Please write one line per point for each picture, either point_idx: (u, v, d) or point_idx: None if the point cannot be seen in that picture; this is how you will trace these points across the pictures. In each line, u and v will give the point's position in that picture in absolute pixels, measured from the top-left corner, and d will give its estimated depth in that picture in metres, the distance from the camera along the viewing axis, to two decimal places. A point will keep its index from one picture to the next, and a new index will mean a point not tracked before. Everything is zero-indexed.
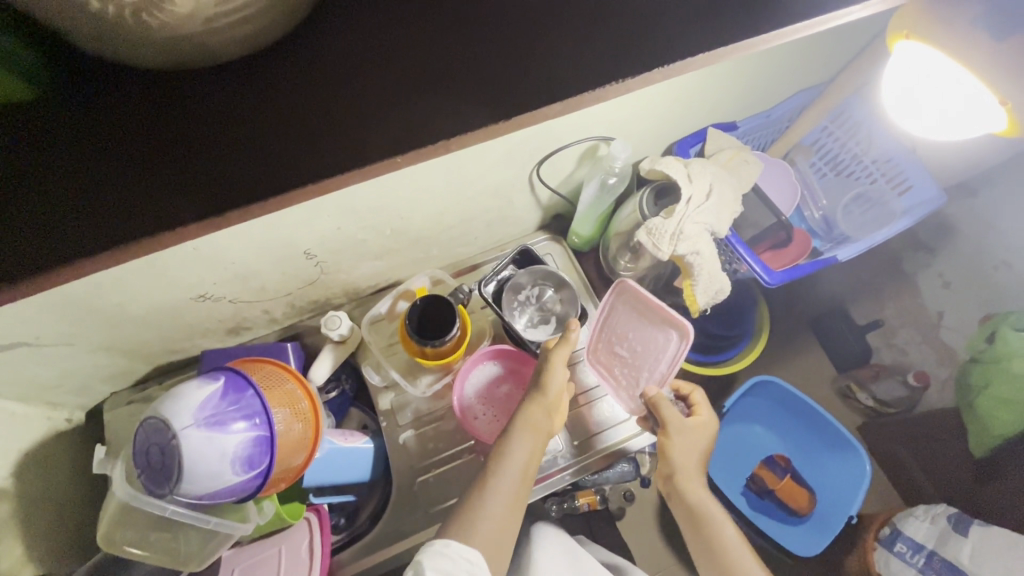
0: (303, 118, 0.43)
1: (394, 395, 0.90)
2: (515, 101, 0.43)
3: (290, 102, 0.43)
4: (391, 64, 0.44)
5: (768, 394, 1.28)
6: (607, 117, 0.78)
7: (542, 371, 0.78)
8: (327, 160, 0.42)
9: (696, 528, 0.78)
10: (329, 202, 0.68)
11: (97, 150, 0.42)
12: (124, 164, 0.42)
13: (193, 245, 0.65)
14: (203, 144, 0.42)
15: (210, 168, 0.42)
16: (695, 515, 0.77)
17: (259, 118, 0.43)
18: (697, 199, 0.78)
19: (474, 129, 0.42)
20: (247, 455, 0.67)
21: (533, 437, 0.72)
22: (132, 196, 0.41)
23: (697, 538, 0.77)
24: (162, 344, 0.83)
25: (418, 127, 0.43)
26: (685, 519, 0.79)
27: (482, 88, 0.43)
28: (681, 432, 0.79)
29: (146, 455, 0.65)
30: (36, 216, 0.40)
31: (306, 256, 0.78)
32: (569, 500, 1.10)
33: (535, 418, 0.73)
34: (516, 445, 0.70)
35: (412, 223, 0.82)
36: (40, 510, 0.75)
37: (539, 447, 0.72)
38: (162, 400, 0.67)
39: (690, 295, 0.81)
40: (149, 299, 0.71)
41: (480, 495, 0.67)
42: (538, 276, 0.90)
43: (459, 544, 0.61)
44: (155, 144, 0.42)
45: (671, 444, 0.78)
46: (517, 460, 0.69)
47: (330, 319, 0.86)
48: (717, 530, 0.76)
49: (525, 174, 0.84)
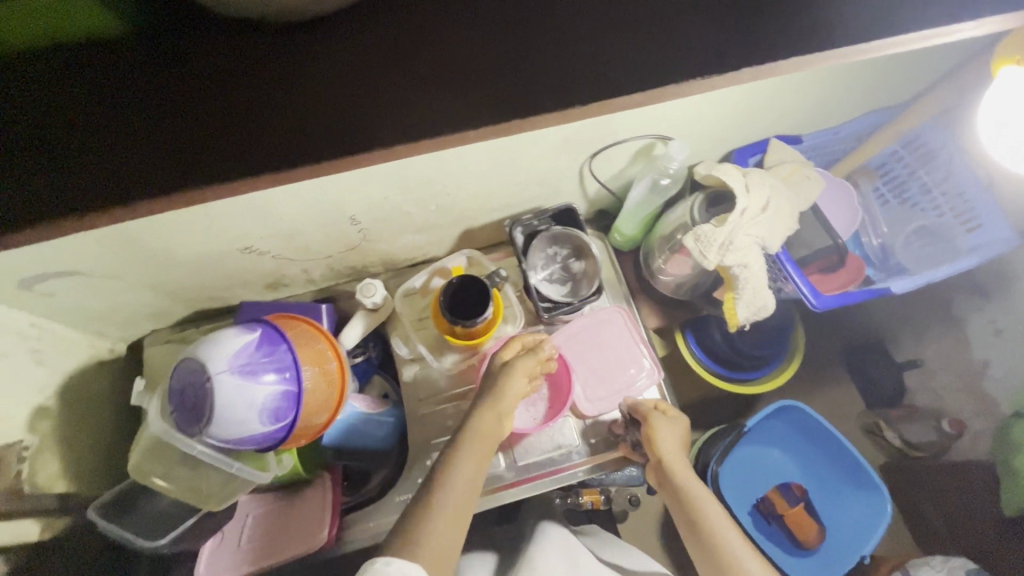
0: (347, 86, 0.45)
1: (419, 368, 0.91)
2: (578, 97, 0.45)
3: (334, 72, 0.45)
4: (452, 49, 0.46)
5: (790, 421, 1.25)
6: (670, 117, 0.76)
7: (496, 381, 0.77)
8: (380, 131, 0.44)
9: (689, 523, 0.73)
10: (380, 172, 0.69)
11: (156, 96, 0.44)
12: (173, 112, 0.44)
13: (247, 199, 0.66)
14: (259, 105, 0.45)
15: (244, 132, 0.44)
16: (686, 508, 0.74)
17: (289, 84, 0.45)
18: (753, 210, 0.75)
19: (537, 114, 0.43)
20: (274, 408, 0.69)
21: (484, 445, 0.70)
22: (182, 146, 0.44)
23: (694, 534, 0.72)
24: (204, 291, 0.86)
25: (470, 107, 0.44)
26: (678, 515, 0.75)
27: (553, 83, 0.45)
28: (665, 424, 0.79)
29: (177, 394, 0.67)
30: (78, 155, 0.43)
31: (350, 221, 0.79)
32: (573, 495, 1.10)
33: (488, 427, 0.72)
34: (468, 450, 0.68)
35: (458, 201, 0.82)
36: (79, 430, 0.79)
37: (488, 454, 0.70)
38: (200, 344, 0.69)
39: (730, 308, 0.78)
40: (198, 246, 0.73)
41: (432, 491, 0.64)
42: (571, 240, 0.90)
43: (400, 560, 0.55)
44: (199, 99, 0.44)
45: (654, 433, 0.79)
46: (472, 459, 0.67)
47: (366, 286, 0.87)
48: (711, 520, 0.71)
49: (577, 165, 0.83)
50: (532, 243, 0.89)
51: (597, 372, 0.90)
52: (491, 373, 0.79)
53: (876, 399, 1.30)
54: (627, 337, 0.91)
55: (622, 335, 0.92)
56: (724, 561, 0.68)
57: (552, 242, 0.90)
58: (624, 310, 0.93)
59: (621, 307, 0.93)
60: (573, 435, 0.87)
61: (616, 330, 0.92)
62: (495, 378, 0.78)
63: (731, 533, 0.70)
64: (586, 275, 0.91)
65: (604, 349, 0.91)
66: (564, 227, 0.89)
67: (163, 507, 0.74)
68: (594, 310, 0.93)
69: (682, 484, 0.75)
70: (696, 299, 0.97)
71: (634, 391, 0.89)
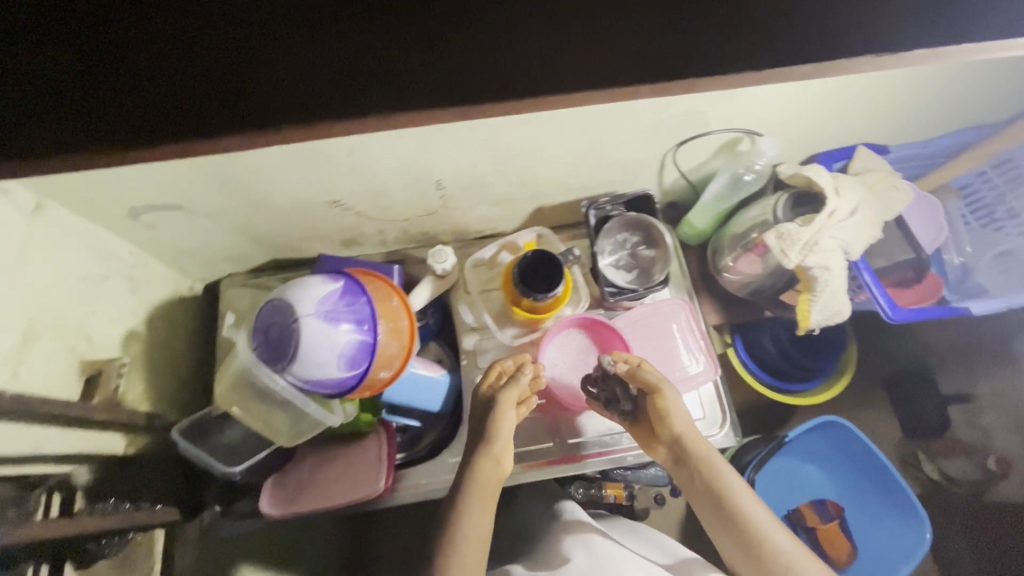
0: (377, 50, 0.43)
1: (478, 337, 0.92)
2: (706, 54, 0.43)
3: (364, 36, 0.43)
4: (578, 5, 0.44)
5: (831, 437, 1.23)
6: (766, 111, 0.75)
7: (487, 422, 0.75)
8: (409, 94, 0.42)
9: (715, 501, 0.72)
10: (475, 138, 0.71)
11: (174, 37, 0.43)
12: (188, 65, 0.42)
13: (348, 150, 0.68)
14: (273, 68, 0.42)
15: (263, 95, 0.42)
16: (712, 487, 0.72)
17: (301, 51, 0.42)
18: (842, 212, 0.74)
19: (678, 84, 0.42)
20: (352, 354, 0.72)
21: (482, 498, 0.70)
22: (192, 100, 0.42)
23: (720, 513, 0.72)
24: (284, 241, 0.89)
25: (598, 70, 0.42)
26: (700, 492, 0.74)
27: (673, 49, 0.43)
28: (677, 397, 0.76)
29: (262, 332, 0.70)
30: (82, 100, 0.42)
31: (435, 186, 0.81)
32: (597, 487, 1.08)
33: (484, 479, 0.71)
34: (470, 504, 0.69)
35: (539, 177, 0.84)
36: (161, 357, 0.84)
37: (489, 503, 0.70)
38: (288, 286, 0.72)
39: (804, 310, 0.77)
40: (292, 194, 0.76)
41: (442, 556, 0.65)
42: (643, 228, 0.90)
43: None
44: (229, 51, 0.43)
45: (668, 405, 0.75)
46: (475, 515, 0.68)
47: (438, 252, 0.90)
48: (739, 499, 0.71)
49: (662, 152, 0.83)
50: (605, 227, 0.89)
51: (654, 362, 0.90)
52: (479, 408, 0.78)
53: (915, 429, 1.26)
54: (688, 331, 0.91)
55: (684, 329, 0.92)
56: (755, 539, 0.69)
57: (624, 228, 0.91)
58: (689, 305, 0.93)
59: (687, 302, 0.93)
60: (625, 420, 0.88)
61: (678, 324, 0.92)
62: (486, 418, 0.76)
63: (749, 496, 0.72)
64: (654, 264, 0.91)
65: (663, 340, 0.91)
66: (639, 214, 0.89)
67: (232, 438, 0.78)
68: (656, 300, 0.93)
69: (700, 455, 0.74)
70: (760, 301, 0.96)
71: (691, 384, 0.89)
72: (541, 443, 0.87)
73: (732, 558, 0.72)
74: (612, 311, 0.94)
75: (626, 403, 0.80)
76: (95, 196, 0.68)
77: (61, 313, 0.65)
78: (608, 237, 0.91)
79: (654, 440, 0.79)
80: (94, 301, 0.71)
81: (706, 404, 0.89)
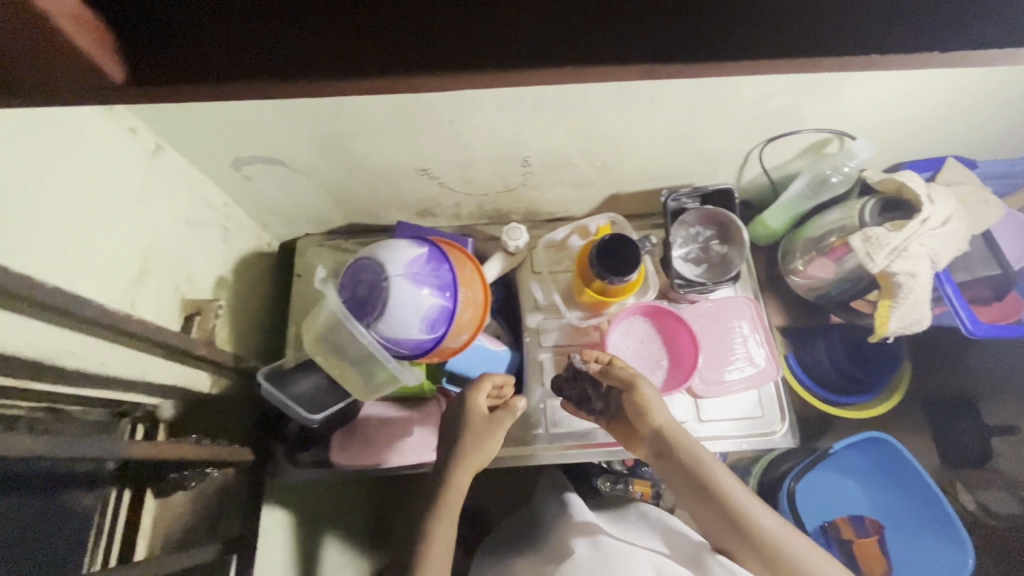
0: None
1: (542, 317, 0.94)
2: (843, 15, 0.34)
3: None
4: None
5: (872, 451, 1.19)
6: (863, 112, 0.75)
7: (463, 431, 0.77)
8: (504, 51, 0.33)
9: (701, 490, 0.73)
10: (572, 115, 0.72)
11: None
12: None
13: (451, 118, 0.70)
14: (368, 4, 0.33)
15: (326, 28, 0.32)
16: (697, 477, 0.73)
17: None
18: (934, 220, 0.74)
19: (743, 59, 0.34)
20: (434, 317, 0.74)
21: (452, 504, 0.74)
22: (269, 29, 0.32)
23: (706, 501, 0.72)
24: (364, 206, 0.92)
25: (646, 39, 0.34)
26: (685, 483, 0.74)
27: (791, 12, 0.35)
28: (653, 391, 0.78)
29: (351, 288, 0.73)
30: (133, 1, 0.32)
31: (521, 163, 0.82)
32: (623, 483, 1.05)
33: (455, 491, 0.74)
34: (442, 510, 0.73)
35: (622, 162, 0.84)
36: (245, 306, 0.87)
37: (458, 507, 0.74)
38: (378, 247, 0.74)
39: (883, 316, 0.76)
40: (386, 158, 0.79)
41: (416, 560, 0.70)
42: (718, 223, 0.91)
43: None
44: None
45: (646, 401, 0.77)
46: (445, 521, 0.73)
47: (512, 230, 0.91)
48: (722, 483, 0.72)
49: (749, 148, 0.83)
50: (680, 218, 0.90)
51: (716, 357, 0.90)
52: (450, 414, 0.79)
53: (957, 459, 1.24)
54: (753, 331, 0.91)
55: (750, 328, 0.92)
56: (742, 521, 0.71)
57: (699, 222, 0.91)
58: (756, 306, 0.93)
59: (755, 302, 0.92)
60: (684, 411, 0.88)
61: (743, 323, 0.92)
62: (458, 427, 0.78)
63: (733, 481, 0.73)
64: (724, 261, 0.92)
65: (726, 337, 0.91)
66: (716, 208, 0.89)
67: (301, 390, 0.78)
68: (724, 298, 0.93)
69: (682, 447, 0.74)
70: (829, 305, 0.95)
71: (751, 383, 0.89)
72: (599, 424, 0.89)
73: (722, 540, 0.73)
74: (676, 303, 0.95)
75: (598, 403, 0.83)
76: (208, 144, 0.71)
77: (170, 252, 0.69)
78: (682, 229, 0.91)
79: (633, 436, 0.79)
80: (195, 245, 0.75)
81: (766, 402, 0.90)
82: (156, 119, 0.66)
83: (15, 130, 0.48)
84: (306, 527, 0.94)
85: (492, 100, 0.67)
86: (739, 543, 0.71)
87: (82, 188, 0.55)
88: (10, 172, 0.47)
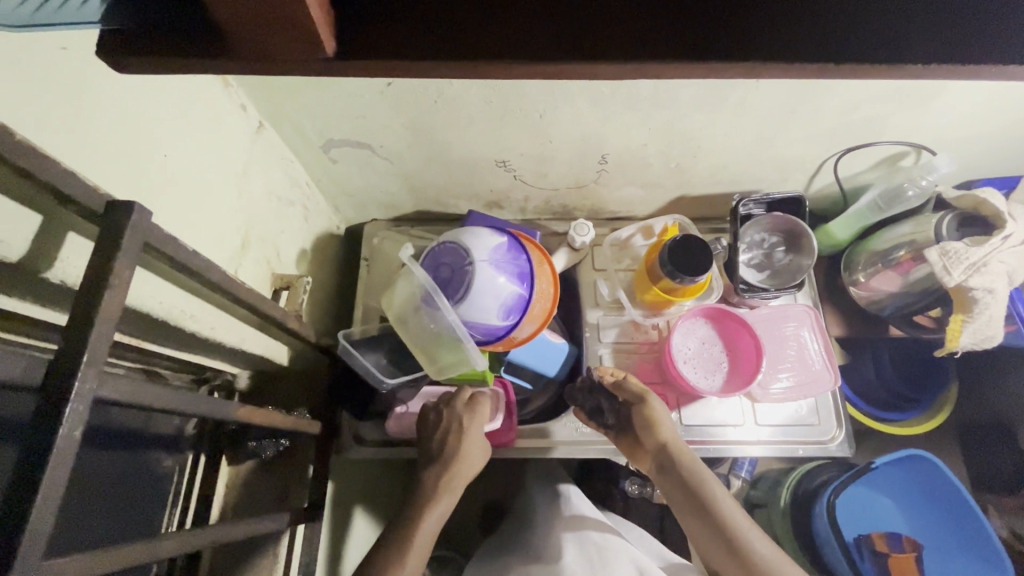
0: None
1: (603, 313, 0.95)
2: (925, 24, 0.35)
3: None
4: None
5: (909, 471, 1.08)
6: (945, 127, 0.76)
7: (452, 442, 0.79)
8: (603, 39, 0.34)
9: (699, 508, 0.72)
10: (658, 114, 0.73)
11: None
12: None
13: (542, 112, 0.72)
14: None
15: (464, 12, 0.35)
16: (697, 493, 0.73)
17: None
18: (1016, 237, 0.75)
19: (804, 59, 0.34)
20: (511, 305, 0.75)
21: (438, 514, 0.74)
22: (411, 12, 0.35)
23: (703, 518, 0.72)
24: (436, 195, 0.94)
25: (704, 35, 0.34)
26: (683, 499, 0.74)
27: (876, 14, 0.35)
28: (662, 408, 0.80)
29: (434, 270, 0.76)
30: None
31: (598, 160, 0.84)
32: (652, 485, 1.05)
33: (444, 502, 0.75)
34: (433, 511, 0.74)
35: (697, 164, 0.85)
36: (316, 285, 0.89)
37: (438, 521, 0.74)
38: (463, 234, 0.77)
39: (956, 331, 0.77)
40: (469, 148, 0.81)
41: (399, 555, 0.69)
42: (783, 230, 0.92)
43: None
44: None
45: (655, 413, 0.79)
46: (429, 525, 0.73)
47: (580, 226, 0.92)
48: (721, 501, 0.72)
49: (824, 157, 0.84)
50: (748, 223, 0.91)
51: (772, 357, 0.91)
52: (446, 432, 0.80)
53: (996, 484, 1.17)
54: (815, 338, 0.91)
55: (811, 335, 0.92)
56: (737, 541, 0.69)
57: (765, 228, 0.92)
58: (817, 315, 0.93)
59: (815, 312, 0.92)
60: (741, 415, 0.89)
61: (803, 329, 0.92)
62: (454, 445, 0.79)
63: (733, 502, 0.72)
64: (787, 268, 0.92)
65: (785, 339, 0.92)
66: (782, 214, 0.90)
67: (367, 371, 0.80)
68: (785, 305, 0.93)
69: (684, 460, 0.76)
70: (890, 319, 0.95)
71: (808, 391, 0.89)
72: None
73: (720, 564, 0.71)
74: (736, 306, 0.95)
75: (610, 416, 0.84)
76: (304, 125, 0.74)
77: (264, 226, 0.71)
78: (748, 234, 0.92)
79: (640, 449, 0.81)
80: (283, 222, 0.77)
81: (822, 411, 0.90)
82: (263, 98, 0.68)
83: (159, 94, 0.51)
84: (350, 504, 0.95)
85: (585, 95, 0.69)
86: (735, 567, 0.69)
87: (203, 157, 0.58)
88: (153, 136, 0.50)
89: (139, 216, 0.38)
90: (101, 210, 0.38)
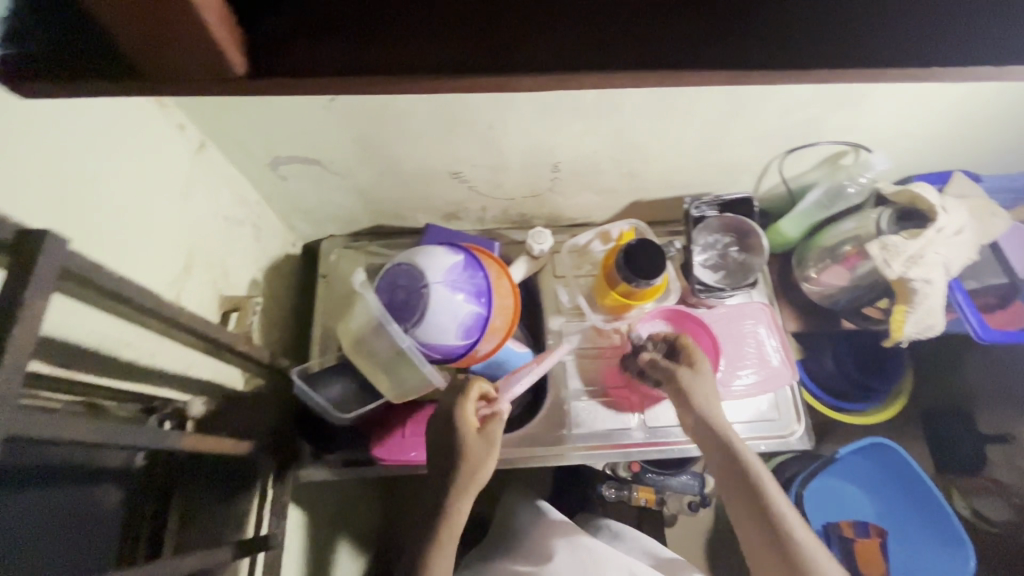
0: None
1: (565, 320, 0.95)
2: (813, 28, 0.37)
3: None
4: None
5: (878, 460, 1.10)
6: (877, 126, 0.80)
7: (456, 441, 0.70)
8: (503, 52, 0.35)
9: (739, 487, 0.69)
10: (603, 122, 0.74)
11: None
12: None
13: (489, 123, 0.73)
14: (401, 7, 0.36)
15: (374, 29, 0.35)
16: (736, 470, 0.70)
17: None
18: (948, 230, 0.79)
19: (704, 65, 0.36)
20: (469, 324, 0.75)
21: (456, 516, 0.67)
22: (320, 30, 0.35)
23: (741, 497, 0.69)
24: (392, 208, 0.93)
25: (606, 45, 0.35)
26: (723, 475, 0.71)
27: (766, 21, 0.37)
28: (698, 379, 0.76)
29: (390, 293, 0.76)
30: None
31: (550, 168, 0.84)
32: (626, 489, 1.06)
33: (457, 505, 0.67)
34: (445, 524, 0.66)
35: (648, 170, 0.87)
36: (272, 304, 0.87)
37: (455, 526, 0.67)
38: (417, 254, 0.76)
39: (899, 321, 0.80)
40: (420, 161, 0.80)
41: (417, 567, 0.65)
42: (734, 231, 0.94)
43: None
44: None
45: (692, 387, 0.75)
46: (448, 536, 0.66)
47: (538, 234, 0.92)
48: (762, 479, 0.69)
49: (768, 159, 0.86)
50: (702, 225, 0.93)
51: (732, 353, 0.93)
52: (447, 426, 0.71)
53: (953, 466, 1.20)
54: (772, 335, 0.93)
55: (769, 332, 0.94)
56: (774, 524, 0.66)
57: (717, 230, 0.94)
58: (771, 313, 0.94)
59: (768, 309, 0.94)
60: None
61: (760, 325, 0.94)
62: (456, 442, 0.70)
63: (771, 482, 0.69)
64: (741, 268, 0.95)
65: (742, 335, 0.94)
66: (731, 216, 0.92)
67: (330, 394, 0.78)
68: (742, 305, 0.95)
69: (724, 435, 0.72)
70: (842, 311, 0.98)
71: (767, 387, 0.91)
72: (621, 425, 0.89)
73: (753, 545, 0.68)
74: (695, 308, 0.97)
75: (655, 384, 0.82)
76: (249, 143, 0.73)
77: (210, 247, 0.70)
78: (701, 237, 0.94)
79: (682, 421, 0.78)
80: (231, 242, 0.75)
81: (783, 405, 0.92)
82: (202, 117, 0.67)
83: (87, 122, 0.49)
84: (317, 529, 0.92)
85: (529, 105, 0.70)
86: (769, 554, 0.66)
87: (139, 181, 0.56)
88: (80, 163, 0.49)
89: (53, 243, 0.37)
90: (11, 239, 0.36)
